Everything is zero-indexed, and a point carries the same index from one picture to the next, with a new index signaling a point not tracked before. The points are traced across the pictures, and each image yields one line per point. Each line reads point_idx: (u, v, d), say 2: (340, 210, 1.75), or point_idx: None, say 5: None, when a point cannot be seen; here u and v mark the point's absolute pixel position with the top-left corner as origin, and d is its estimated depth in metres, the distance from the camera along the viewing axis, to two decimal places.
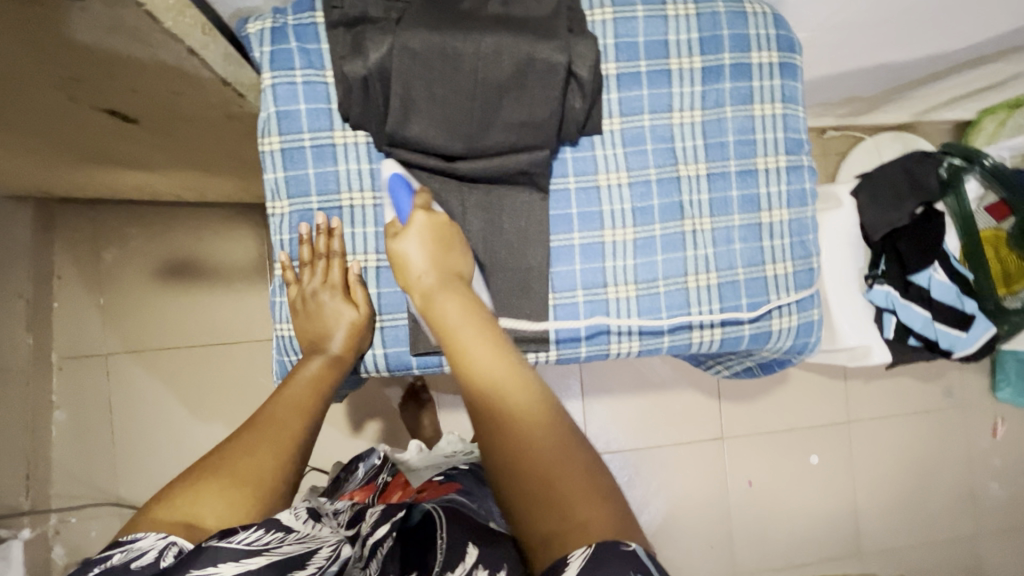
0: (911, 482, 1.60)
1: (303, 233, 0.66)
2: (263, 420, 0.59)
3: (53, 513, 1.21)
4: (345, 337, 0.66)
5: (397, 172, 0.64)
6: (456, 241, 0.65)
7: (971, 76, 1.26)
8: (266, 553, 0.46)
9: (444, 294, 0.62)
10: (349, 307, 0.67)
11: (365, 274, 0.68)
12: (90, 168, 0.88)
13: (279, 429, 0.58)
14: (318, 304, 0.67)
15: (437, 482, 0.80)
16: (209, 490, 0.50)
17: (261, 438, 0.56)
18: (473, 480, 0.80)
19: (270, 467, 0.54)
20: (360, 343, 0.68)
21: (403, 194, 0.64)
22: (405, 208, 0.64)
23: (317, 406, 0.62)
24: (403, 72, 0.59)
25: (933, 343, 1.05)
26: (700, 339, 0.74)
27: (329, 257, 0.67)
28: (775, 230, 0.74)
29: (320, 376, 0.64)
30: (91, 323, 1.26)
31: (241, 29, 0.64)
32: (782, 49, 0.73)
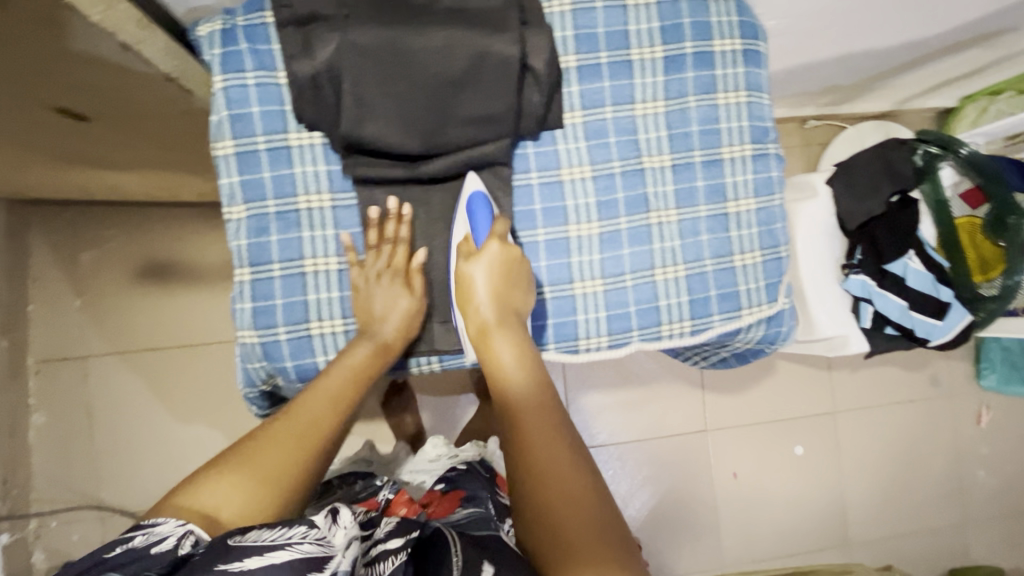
0: (897, 470, 1.60)
1: (371, 215, 0.65)
2: (294, 412, 0.59)
3: (33, 519, 1.21)
4: (396, 329, 0.65)
5: (480, 189, 0.65)
6: (520, 277, 0.65)
7: (950, 63, 1.25)
8: (286, 549, 0.45)
9: (501, 334, 0.62)
10: (406, 294, 0.66)
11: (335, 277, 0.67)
12: (53, 169, 0.87)
13: (308, 425, 0.58)
14: (375, 285, 0.65)
15: (442, 493, 0.78)
16: (234, 485, 0.52)
17: (288, 433, 0.57)
18: (476, 483, 0.80)
19: (291, 467, 0.55)
20: (409, 332, 0.66)
21: (481, 212, 0.65)
22: (482, 233, 0.65)
23: (351, 399, 0.61)
24: (354, 70, 0.58)
25: (910, 332, 1.04)
26: (669, 333, 0.72)
27: (395, 243, 0.66)
28: (742, 220, 0.73)
29: (362, 367, 0.63)
30: (68, 326, 1.25)
31: (192, 30, 0.64)
32: (745, 36, 0.72)
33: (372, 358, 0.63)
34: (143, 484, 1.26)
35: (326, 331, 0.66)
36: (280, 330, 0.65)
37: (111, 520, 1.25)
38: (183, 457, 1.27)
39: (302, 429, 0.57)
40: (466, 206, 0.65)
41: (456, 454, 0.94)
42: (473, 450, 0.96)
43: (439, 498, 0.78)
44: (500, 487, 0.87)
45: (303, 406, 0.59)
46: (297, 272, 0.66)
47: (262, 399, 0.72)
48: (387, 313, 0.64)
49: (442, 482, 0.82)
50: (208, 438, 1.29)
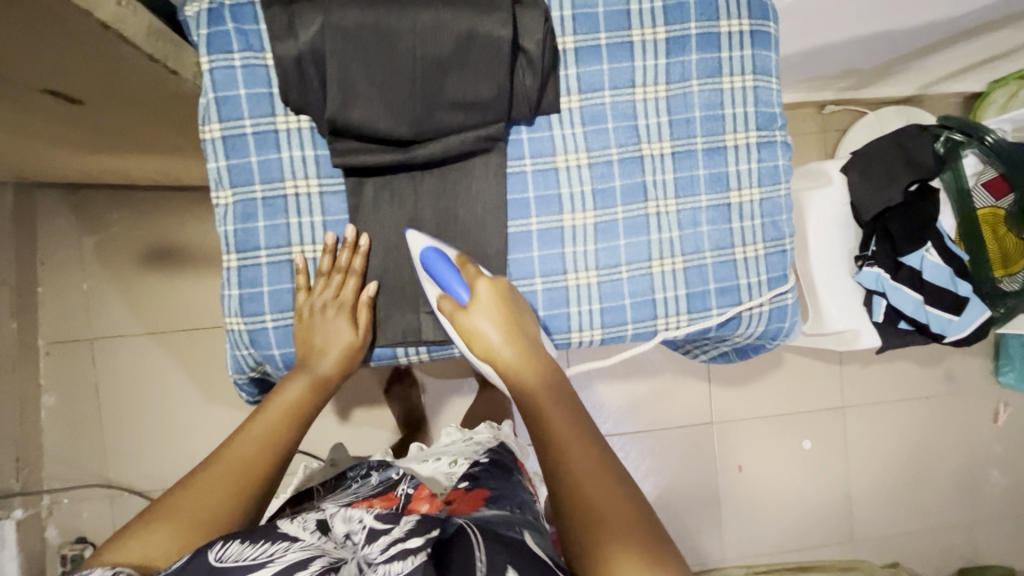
0: (907, 468, 1.57)
1: (327, 243, 0.64)
2: (231, 452, 0.57)
3: (46, 494, 1.25)
4: (335, 361, 0.65)
5: (429, 245, 0.62)
6: (518, 312, 0.63)
7: (978, 45, 1.19)
8: (269, 564, 0.45)
9: (528, 368, 0.60)
10: (349, 329, 0.65)
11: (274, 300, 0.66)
12: (52, 152, 0.87)
13: (247, 462, 0.57)
14: (322, 317, 0.64)
15: (466, 491, 0.73)
16: (165, 530, 0.50)
17: (229, 469, 0.55)
18: (500, 481, 0.76)
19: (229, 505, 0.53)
20: (347, 367, 0.66)
21: (442, 267, 0.62)
22: (458, 287, 0.62)
23: (289, 435, 0.61)
24: (337, 52, 0.56)
25: (924, 327, 1.01)
26: (665, 327, 0.70)
27: (347, 273, 0.65)
28: (745, 210, 0.70)
29: (299, 402, 0.63)
30: (76, 308, 1.27)
31: (181, 9, 0.63)
32: (753, 16, 0.68)
33: (306, 395, 0.63)
34: (149, 465, 1.28)
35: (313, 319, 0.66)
36: (268, 317, 0.66)
37: (120, 497, 1.28)
38: (188, 439, 1.29)
39: (241, 465, 0.56)
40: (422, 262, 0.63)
41: (470, 438, 0.97)
42: (487, 433, 0.97)
43: (463, 496, 0.73)
44: (523, 474, 0.85)
45: (241, 444, 0.58)
46: (284, 259, 0.65)
47: (253, 385, 0.72)
48: (325, 348, 0.64)
49: (466, 477, 0.77)
50: (212, 421, 1.30)
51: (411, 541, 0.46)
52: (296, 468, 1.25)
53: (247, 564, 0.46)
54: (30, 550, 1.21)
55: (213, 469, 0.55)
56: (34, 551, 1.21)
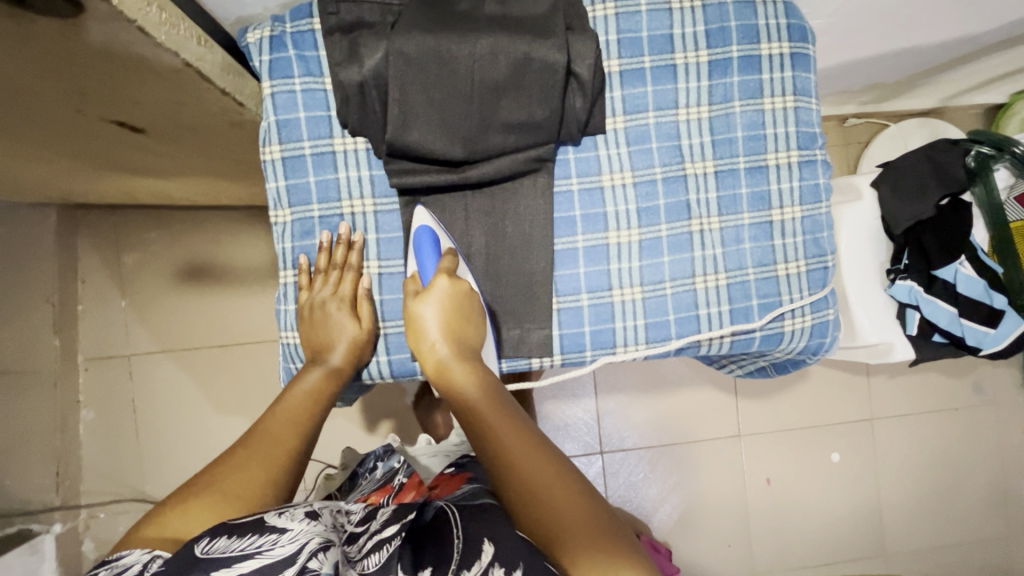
0: (938, 481, 1.55)
1: (324, 242, 0.66)
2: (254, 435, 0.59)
3: (83, 509, 1.26)
4: (343, 352, 0.65)
5: (426, 224, 0.65)
6: (472, 313, 0.65)
7: (1003, 58, 1.20)
8: (256, 556, 0.44)
9: (462, 368, 0.61)
10: (352, 323, 0.65)
11: (283, 291, 0.69)
12: (105, 176, 0.90)
13: (270, 442, 0.58)
14: (324, 314, 0.65)
15: (448, 477, 0.77)
16: (196, 509, 0.50)
17: (254, 451, 0.57)
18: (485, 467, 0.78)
19: (257, 486, 0.54)
20: (359, 356, 0.66)
21: (427, 247, 0.64)
22: (430, 267, 0.64)
23: (311, 419, 0.62)
24: (399, 78, 0.58)
25: (959, 340, 1.01)
26: (708, 342, 0.71)
27: (343, 270, 0.66)
28: (787, 228, 0.71)
29: (315, 391, 0.63)
30: (116, 324, 1.30)
31: (242, 36, 0.65)
32: (793, 39, 0.70)
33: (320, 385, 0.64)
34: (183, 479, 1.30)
35: None
36: None
37: None
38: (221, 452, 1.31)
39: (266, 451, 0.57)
40: (413, 240, 0.65)
41: None
42: None
43: (446, 481, 0.76)
44: None
45: (266, 427, 0.59)
46: (315, 249, 0.67)
47: None
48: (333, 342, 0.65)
49: (454, 465, 0.81)
50: None
51: (385, 532, 0.50)
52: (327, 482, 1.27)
53: (235, 556, 0.45)
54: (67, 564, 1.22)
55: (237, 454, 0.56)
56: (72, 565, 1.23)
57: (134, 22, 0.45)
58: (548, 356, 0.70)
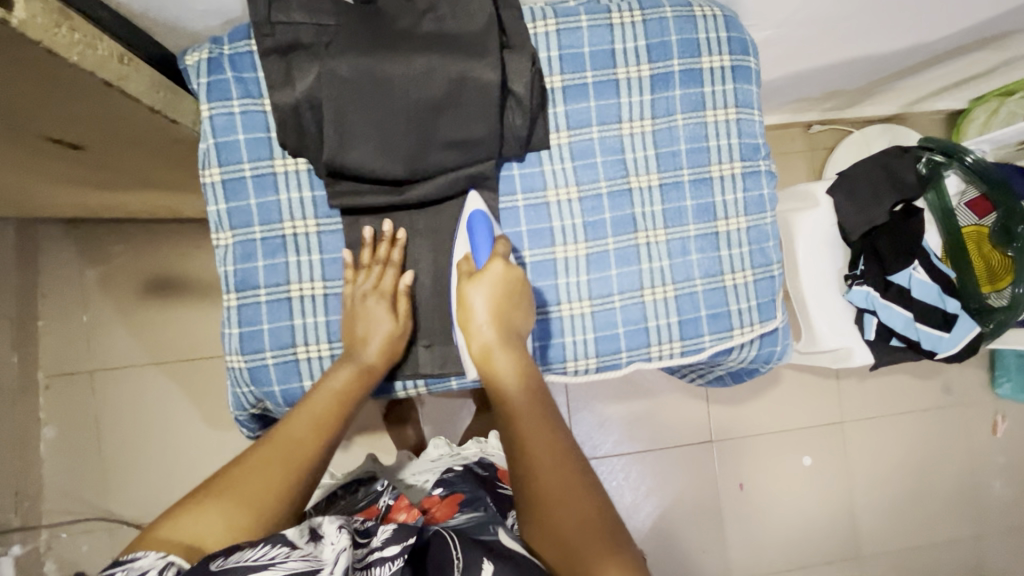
0: (910, 481, 1.57)
1: (366, 237, 0.65)
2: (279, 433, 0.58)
3: (44, 529, 1.25)
4: (377, 347, 0.64)
5: (481, 209, 0.65)
6: (521, 299, 0.64)
7: (958, 66, 1.22)
8: (269, 568, 0.44)
9: (506, 354, 0.63)
10: (388, 318, 0.65)
11: (227, 313, 0.65)
12: (55, 192, 0.89)
13: (293, 446, 0.56)
14: (362, 307, 0.64)
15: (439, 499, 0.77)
16: (214, 515, 0.50)
17: (272, 458, 0.55)
18: (472, 484, 0.80)
19: (278, 490, 0.53)
20: (393, 352, 0.65)
21: (481, 232, 0.65)
22: (484, 254, 0.65)
23: (338, 419, 0.60)
24: (334, 100, 0.58)
25: (916, 344, 1.02)
26: (659, 354, 0.71)
27: (386, 265, 0.66)
28: (733, 239, 0.71)
29: (344, 389, 0.62)
30: (77, 339, 1.28)
31: (181, 58, 0.65)
32: (734, 52, 0.71)
33: (352, 385, 0.62)
34: (149, 496, 1.29)
35: (312, 355, 0.66)
36: (267, 354, 0.65)
37: (119, 530, 1.28)
38: (188, 467, 1.30)
39: (287, 451, 0.56)
40: (467, 227, 0.65)
41: (457, 453, 0.96)
42: (473, 449, 0.96)
43: (438, 503, 0.77)
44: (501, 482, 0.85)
45: (291, 429, 0.58)
46: (258, 271, 0.65)
47: (254, 421, 0.71)
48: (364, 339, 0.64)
49: (441, 484, 0.81)
50: (213, 450, 1.31)
51: (386, 550, 0.51)
52: None
53: (250, 567, 0.44)
54: None
55: (263, 449, 0.56)
56: None
57: (42, 44, 0.45)
58: None
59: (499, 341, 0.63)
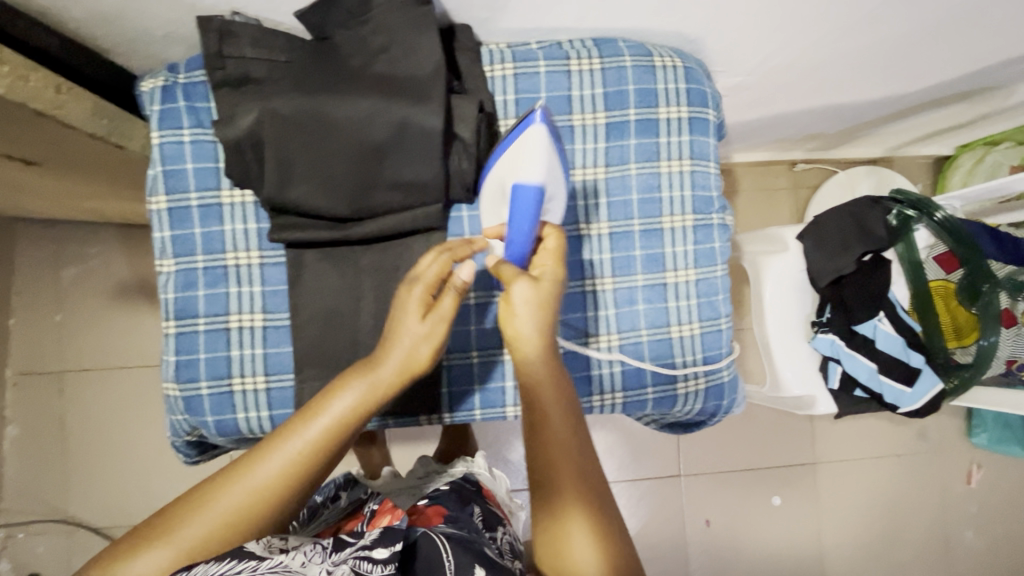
0: (880, 527, 1.55)
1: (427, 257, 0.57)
2: (264, 456, 0.52)
3: (2, 528, 1.25)
4: (396, 366, 0.53)
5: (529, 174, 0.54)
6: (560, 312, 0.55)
7: (940, 116, 1.22)
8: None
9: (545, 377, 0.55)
10: (417, 325, 0.53)
11: (165, 341, 0.65)
12: (23, 197, 0.89)
13: (276, 472, 0.51)
14: (401, 305, 0.54)
15: (426, 506, 0.75)
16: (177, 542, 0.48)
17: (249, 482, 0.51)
18: (457, 503, 0.76)
19: (250, 520, 0.50)
20: (412, 372, 0.54)
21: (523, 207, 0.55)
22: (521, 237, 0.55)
23: (331, 445, 0.53)
24: (274, 137, 0.59)
25: (878, 396, 1.01)
26: (600, 404, 0.71)
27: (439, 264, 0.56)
28: (681, 291, 0.71)
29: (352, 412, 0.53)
30: (47, 339, 1.28)
31: (139, 83, 0.66)
32: (692, 104, 0.71)
33: (356, 407, 0.53)
34: (109, 501, 1.29)
35: (247, 387, 0.66)
36: (202, 384, 0.65)
37: (76, 533, 1.28)
38: (150, 473, 1.30)
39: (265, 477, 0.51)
40: (512, 197, 0.55)
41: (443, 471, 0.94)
42: (460, 466, 0.94)
43: (422, 509, 0.74)
44: (489, 502, 0.86)
45: (276, 452, 0.51)
46: (198, 301, 0.65)
47: (192, 447, 0.71)
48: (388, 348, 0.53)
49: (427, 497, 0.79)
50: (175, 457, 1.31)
51: (375, 552, 0.49)
52: None
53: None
54: None
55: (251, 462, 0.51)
56: None
57: None
58: (435, 414, 0.70)
59: (547, 354, 0.54)
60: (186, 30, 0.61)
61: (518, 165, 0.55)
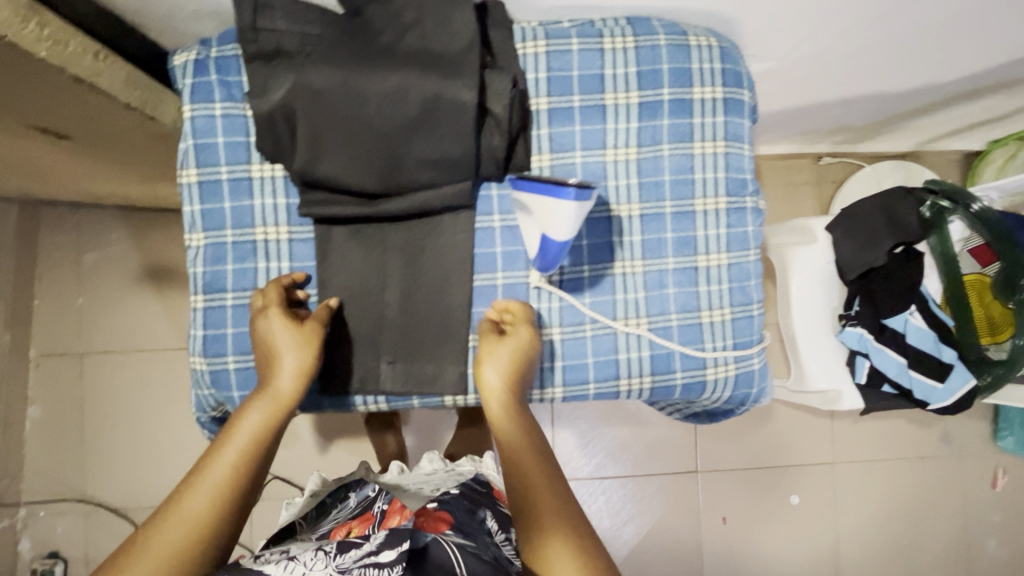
0: (900, 530, 1.52)
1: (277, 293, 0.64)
2: (189, 488, 0.53)
3: (23, 506, 1.27)
4: (291, 377, 0.60)
5: (550, 233, 0.58)
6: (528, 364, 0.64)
7: (974, 108, 1.19)
8: None
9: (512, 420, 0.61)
10: (296, 342, 0.61)
11: (193, 315, 0.65)
12: (52, 177, 0.90)
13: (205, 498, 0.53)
14: (267, 333, 0.61)
15: (433, 508, 0.72)
16: None
17: (177, 517, 0.52)
18: (468, 506, 0.73)
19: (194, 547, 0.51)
20: (306, 378, 0.61)
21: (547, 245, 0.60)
22: (547, 260, 0.62)
23: (253, 458, 0.56)
24: (307, 109, 0.58)
25: (908, 392, 0.98)
26: (628, 388, 0.69)
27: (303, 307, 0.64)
28: (712, 275, 0.69)
29: (258, 429, 0.57)
30: (70, 321, 1.29)
31: (172, 58, 0.66)
32: (727, 85, 0.69)
33: (268, 416, 0.58)
34: (128, 483, 1.30)
35: None
36: (229, 358, 0.65)
37: (94, 514, 1.29)
38: (168, 456, 1.31)
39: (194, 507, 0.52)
40: (539, 239, 0.61)
41: (452, 468, 0.96)
42: (469, 466, 0.95)
43: (430, 513, 0.72)
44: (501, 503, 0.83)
45: (202, 482, 0.53)
46: (227, 276, 0.65)
47: (217, 424, 0.71)
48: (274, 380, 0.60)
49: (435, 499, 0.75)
50: (193, 442, 1.32)
51: (381, 557, 0.51)
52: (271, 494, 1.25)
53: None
54: None
55: (163, 519, 0.51)
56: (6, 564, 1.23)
57: (6, 38, 0.44)
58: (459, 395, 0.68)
59: (510, 402, 0.62)
60: (220, 2, 0.60)
61: (544, 223, 0.58)
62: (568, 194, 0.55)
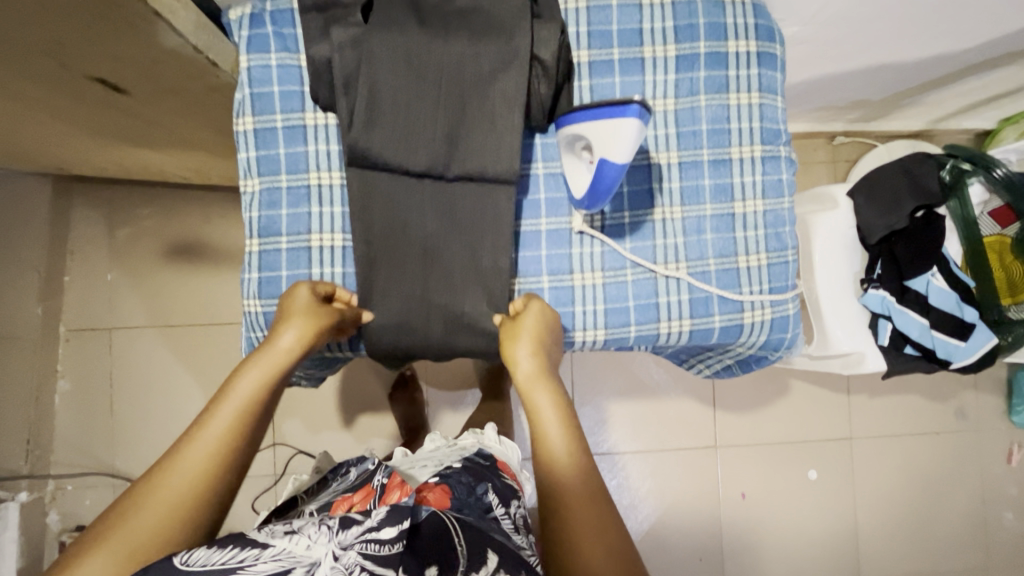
0: (917, 504, 1.53)
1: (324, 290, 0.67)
2: (181, 456, 0.51)
3: (52, 480, 1.28)
4: (292, 342, 0.60)
5: (607, 156, 0.58)
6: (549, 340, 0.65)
7: (986, 81, 1.21)
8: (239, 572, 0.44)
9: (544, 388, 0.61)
10: (303, 314, 0.62)
11: (250, 257, 0.68)
12: (96, 144, 0.92)
13: (193, 467, 0.51)
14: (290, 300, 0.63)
15: (433, 484, 0.70)
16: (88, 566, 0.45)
17: (164, 487, 0.49)
18: (468, 485, 0.73)
19: (180, 517, 0.48)
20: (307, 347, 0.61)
21: (602, 172, 0.60)
22: (601, 192, 0.62)
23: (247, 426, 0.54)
24: (366, 57, 0.60)
25: (931, 352, 1.00)
26: (667, 331, 0.71)
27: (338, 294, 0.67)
28: (749, 221, 0.71)
29: (252, 397, 0.56)
30: (100, 296, 1.31)
31: (225, 13, 0.68)
32: (761, 39, 0.71)
33: (263, 380, 0.57)
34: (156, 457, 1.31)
35: None
36: None
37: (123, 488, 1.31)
38: None
39: (183, 475, 0.50)
40: (595, 169, 0.60)
41: (454, 443, 0.96)
42: (471, 438, 0.95)
43: (430, 488, 0.69)
44: (506, 472, 0.85)
45: (192, 452, 0.51)
46: (282, 222, 0.67)
47: None
48: (270, 349, 0.60)
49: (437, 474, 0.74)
50: None
51: (383, 533, 0.47)
52: (297, 465, 1.26)
53: (219, 570, 0.44)
54: (31, 535, 1.23)
55: (149, 489, 0.49)
56: (35, 537, 1.24)
57: None
58: None
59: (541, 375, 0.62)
60: None
61: (603, 146, 0.58)
62: (632, 112, 0.56)
